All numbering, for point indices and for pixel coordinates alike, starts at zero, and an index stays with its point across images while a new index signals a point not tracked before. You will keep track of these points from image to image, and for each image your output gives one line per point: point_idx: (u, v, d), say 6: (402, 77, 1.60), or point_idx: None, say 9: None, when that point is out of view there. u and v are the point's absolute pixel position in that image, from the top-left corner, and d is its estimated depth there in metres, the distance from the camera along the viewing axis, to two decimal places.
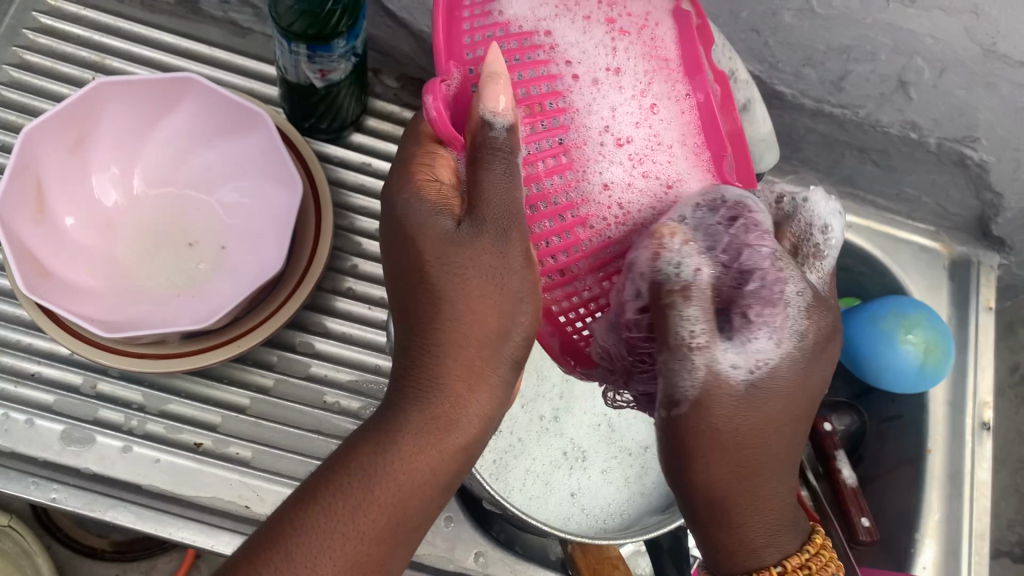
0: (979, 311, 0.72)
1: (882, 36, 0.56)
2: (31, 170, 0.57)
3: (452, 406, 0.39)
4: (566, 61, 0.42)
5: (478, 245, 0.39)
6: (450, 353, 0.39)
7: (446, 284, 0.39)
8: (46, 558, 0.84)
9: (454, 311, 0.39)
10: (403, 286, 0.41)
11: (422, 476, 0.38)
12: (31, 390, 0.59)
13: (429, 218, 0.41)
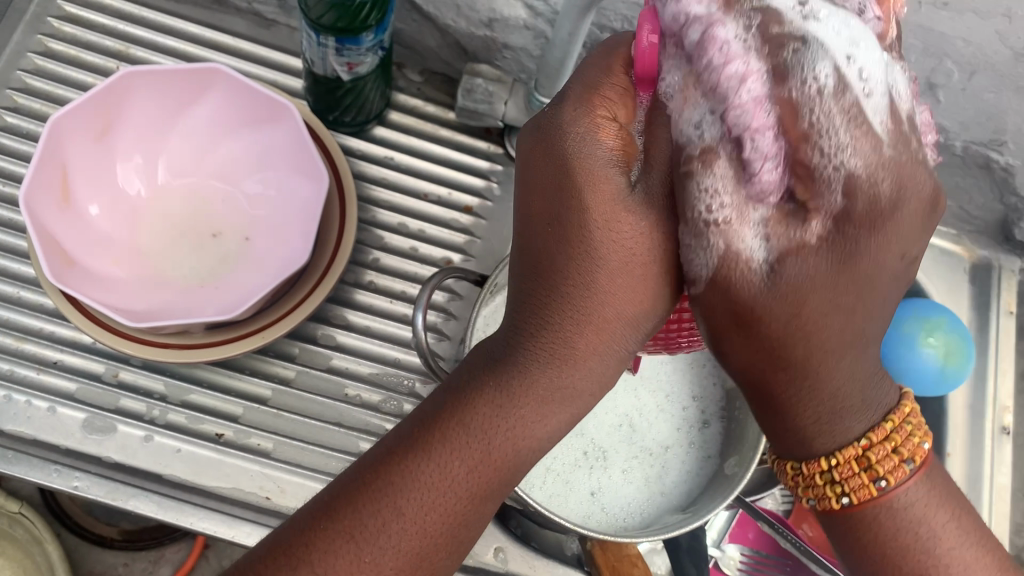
0: (1000, 317, 0.72)
1: (913, 38, 0.56)
2: (57, 159, 0.57)
3: (583, 363, 0.39)
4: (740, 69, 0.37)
5: (645, 218, 0.39)
6: (589, 324, 0.39)
7: (605, 243, 0.39)
8: (57, 546, 0.83)
9: (588, 276, 0.39)
10: (551, 232, 0.40)
11: (542, 430, 0.40)
12: (53, 378, 0.59)
13: (601, 172, 0.39)
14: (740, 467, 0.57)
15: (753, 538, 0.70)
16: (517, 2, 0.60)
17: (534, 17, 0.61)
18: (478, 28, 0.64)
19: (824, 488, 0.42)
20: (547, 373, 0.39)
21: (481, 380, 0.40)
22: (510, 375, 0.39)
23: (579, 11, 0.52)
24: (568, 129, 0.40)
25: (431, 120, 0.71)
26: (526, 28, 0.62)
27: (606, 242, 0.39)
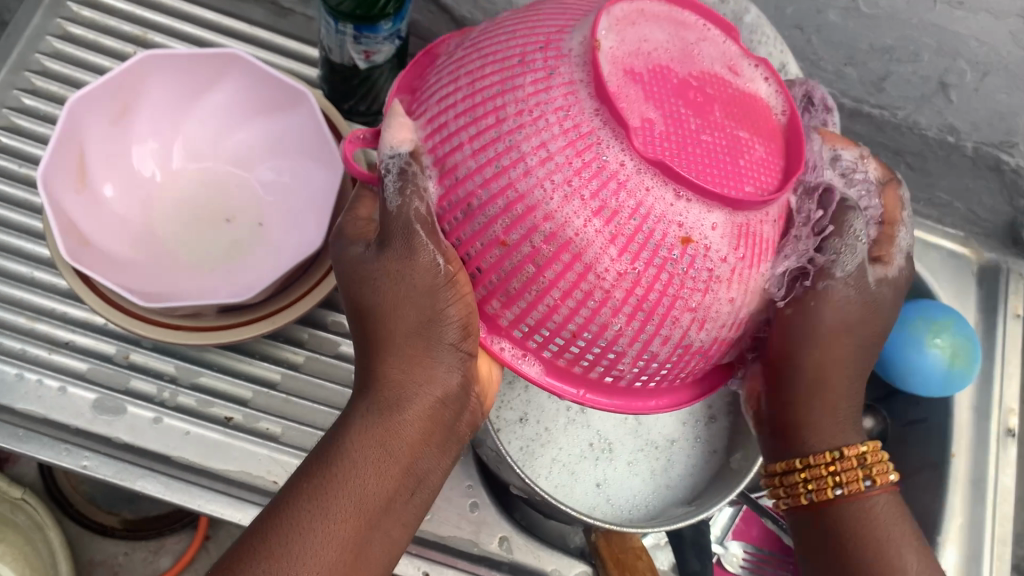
0: (1007, 319, 0.72)
1: (926, 37, 0.56)
2: (75, 139, 0.57)
3: (400, 388, 0.42)
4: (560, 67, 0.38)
5: (387, 263, 0.42)
6: (403, 379, 0.42)
7: (380, 300, 0.42)
8: (58, 533, 0.83)
9: (388, 329, 0.42)
10: (358, 326, 0.44)
11: (387, 466, 0.41)
12: (65, 358, 0.60)
13: (352, 253, 0.43)
14: (747, 463, 0.58)
15: (756, 535, 0.70)
16: None
17: None
18: None
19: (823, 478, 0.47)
20: (374, 411, 0.41)
21: (323, 447, 0.42)
22: (345, 437, 0.41)
23: None
24: (340, 246, 0.45)
25: None
26: None
27: (393, 298, 0.42)
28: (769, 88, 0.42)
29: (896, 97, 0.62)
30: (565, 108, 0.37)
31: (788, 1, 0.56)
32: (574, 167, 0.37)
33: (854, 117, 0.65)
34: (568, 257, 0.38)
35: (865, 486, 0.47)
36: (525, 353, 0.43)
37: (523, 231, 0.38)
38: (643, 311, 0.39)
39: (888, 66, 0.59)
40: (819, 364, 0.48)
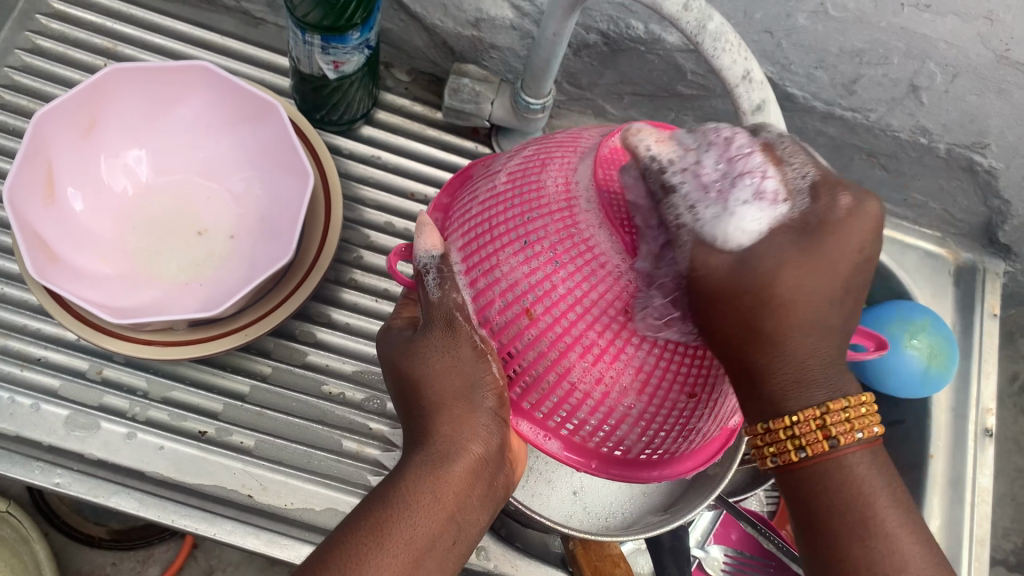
0: (984, 318, 0.72)
1: (896, 40, 0.56)
2: (42, 154, 0.57)
3: (445, 441, 0.39)
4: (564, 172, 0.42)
5: (432, 335, 0.42)
6: (452, 430, 0.40)
7: (421, 367, 0.41)
8: (44, 545, 0.83)
9: (434, 392, 0.40)
10: (404, 402, 0.42)
11: (434, 515, 0.38)
12: (36, 375, 0.59)
13: (397, 341, 0.44)
14: (722, 468, 0.55)
15: (736, 539, 0.71)
16: (504, 3, 0.61)
17: (520, 17, 0.61)
18: (465, 28, 0.64)
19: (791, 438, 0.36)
20: (422, 464, 0.39)
21: (362, 509, 0.39)
22: (397, 485, 0.38)
23: (563, 11, 0.52)
24: (386, 341, 0.45)
25: (418, 120, 0.71)
26: (513, 28, 0.63)
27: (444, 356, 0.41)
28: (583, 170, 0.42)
29: (868, 99, 0.61)
30: (560, 210, 0.41)
31: (757, 6, 0.56)
32: (565, 262, 0.39)
33: (828, 120, 0.64)
34: (582, 317, 0.39)
35: (830, 448, 0.36)
36: (549, 434, 0.42)
37: (510, 302, 0.40)
38: (650, 386, 0.40)
39: (858, 69, 0.59)
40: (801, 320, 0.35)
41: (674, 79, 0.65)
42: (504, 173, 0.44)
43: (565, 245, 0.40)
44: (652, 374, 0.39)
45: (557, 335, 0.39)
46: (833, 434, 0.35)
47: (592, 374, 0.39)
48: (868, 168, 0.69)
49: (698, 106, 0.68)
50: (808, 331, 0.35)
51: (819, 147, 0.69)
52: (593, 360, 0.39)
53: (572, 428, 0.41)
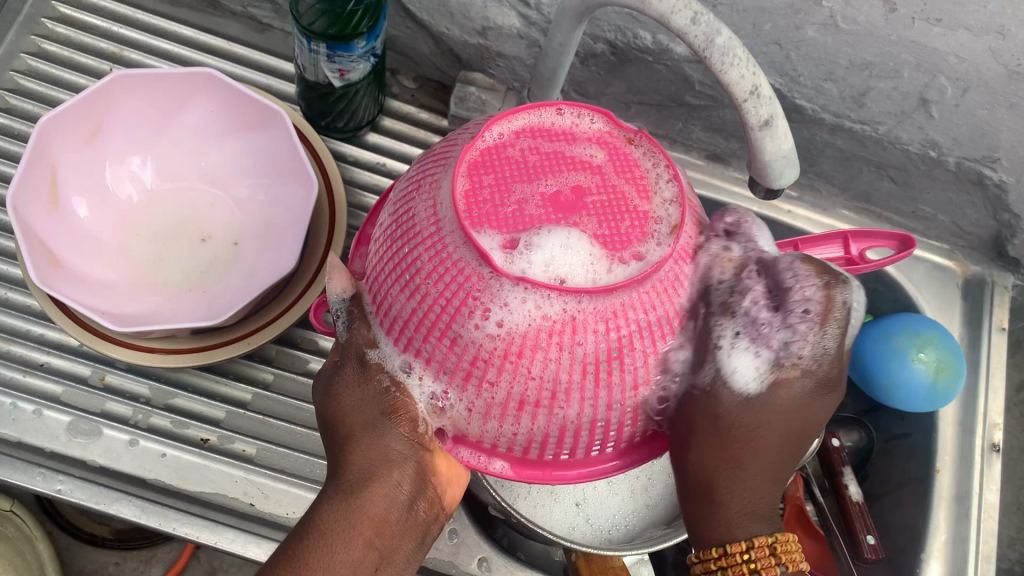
0: (992, 331, 0.71)
1: (906, 54, 0.56)
2: (45, 160, 0.57)
3: (356, 471, 0.41)
4: (430, 197, 0.40)
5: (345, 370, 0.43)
6: (363, 463, 0.41)
7: (334, 401, 0.43)
8: (47, 545, 0.83)
9: (343, 428, 0.42)
10: (326, 432, 0.44)
11: (349, 543, 0.39)
12: (39, 381, 0.59)
13: (321, 378, 0.45)
14: None
15: None
16: (511, 11, 0.60)
17: (527, 26, 0.61)
18: (472, 36, 0.64)
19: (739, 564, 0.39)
20: (336, 496, 0.40)
21: (289, 541, 0.41)
22: (314, 523, 0.40)
23: (570, 22, 0.51)
24: (315, 380, 0.46)
25: (424, 126, 0.71)
26: (520, 37, 0.62)
27: (350, 396, 0.42)
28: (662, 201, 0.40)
29: (877, 112, 0.61)
30: (430, 234, 0.39)
31: (766, 17, 0.56)
32: (444, 294, 0.38)
33: (836, 132, 0.64)
34: (473, 355, 0.38)
35: (779, 572, 0.38)
36: (488, 452, 0.42)
37: (413, 350, 0.40)
38: (560, 391, 0.38)
39: (867, 82, 0.59)
40: (742, 462, 0.41)
41: (682, 90, 0.65)
42: (389, 205, 0.43)
43: (439, 282, 0.38)
44: (570, 379, 0.38)
45: (463, 359, 0.38)
46: (760, 565, 0.39)
47: (504, 393, 0.38)
48: (877, 180, 0.69)
49: (707, 116, 0.67)
50: (764, 479, 0.42)
51: (827, 158, 0.68)
52: (494, 393, 0.38)
53: (505, 442, 0.41)
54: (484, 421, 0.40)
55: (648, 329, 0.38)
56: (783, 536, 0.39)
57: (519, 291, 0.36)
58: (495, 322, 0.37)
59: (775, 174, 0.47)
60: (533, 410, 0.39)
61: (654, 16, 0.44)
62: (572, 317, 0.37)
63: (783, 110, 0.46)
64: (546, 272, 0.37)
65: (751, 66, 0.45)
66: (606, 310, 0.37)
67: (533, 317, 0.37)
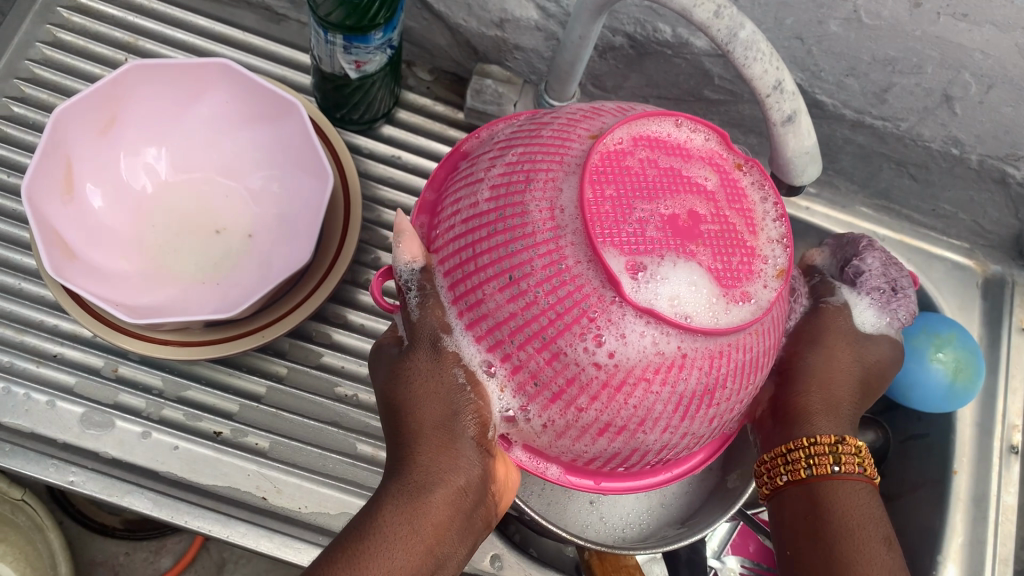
0: (1011, 333, 0.71)
1: (930, 49, 0.55)
2: (61, 150, 0.56)
3: (423, 468, 0.40)
4: (544, 204, 0.38)
5: (416, 360, 0.42)
6: (431, 462, 0.40)
7: (404, 392, 0.42)
8: (58, 534, 0.83)
9: (415, 421, 0.41)
10: (389, 423, 0.43)
11: (411, 540, 0.39)
12: (52, 371, 0.59)
13: (388, 362, 0.44)
14: (743, 483, 0.55)
15: (753, 551, 0.70)
16: (530, 3, 0.60)
17: (546, 18, 0.60)
18: (489, 29, 0.63)
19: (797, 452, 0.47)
20: (399, 491, 0.40)
21: (348, 530, 0.40)
22: (375, 518, 0.39)
23: (591, 13, 0.51)
24: (374, 367, 0.45)
25: (439, 119, 0.71)
26: (538, 29, 0.62)
27: (425, 387, 0.41)
28: (771, 220, 0.41)
29: (899, 109, 0.60)
30: (546, 240, 0.37)
31: (789, 11, 0.55)
32: (556, 310, 0.37)
33: (857, 128, 0.63)
34: (569, 378, 0.37)
35: (832, 472, 0.46)
36: (546, 458, 0.43)
37: (505, 356, 0.39)
38: (645, 421, 0.39)
39: (890, 77, 0.58)
40: (825, 374, 0.51)
41: (701, 84, 0.64)
42: (487, 187, 0.41)
43: (553, 298, 0.37)
44: (657, 409, 0.38)
45: (559, 377, 0.38)
46: (839, 459, 0.46)
47: (591, 418, 0.38)
48: (897, 177, 0.68)
49: (725, 110, 0.66)
50: (836, 397, 0.50)
51: (847, 155, 0.67)
52: (585, 420, 0.39)
53: (572, 455, 0.42)
54: (560, 439, 0.40)
55: (745, 366, 0.40)
56: (852, 444, 0.47)
57: (639, 324, 0.36)
58: (606, 349, 0.37)
59: (798, 170, 0.47)
60: (614, 434, 0.39)
61: (677, 9, 0.43)
62: (679, 358, 0.37)
63: (807, 106, 0.45)
64: (670, 306, 0.37)
65: (774, 61, 0.44)
66: (714, 349, 0.38)
67: (645, 348, 0.37)
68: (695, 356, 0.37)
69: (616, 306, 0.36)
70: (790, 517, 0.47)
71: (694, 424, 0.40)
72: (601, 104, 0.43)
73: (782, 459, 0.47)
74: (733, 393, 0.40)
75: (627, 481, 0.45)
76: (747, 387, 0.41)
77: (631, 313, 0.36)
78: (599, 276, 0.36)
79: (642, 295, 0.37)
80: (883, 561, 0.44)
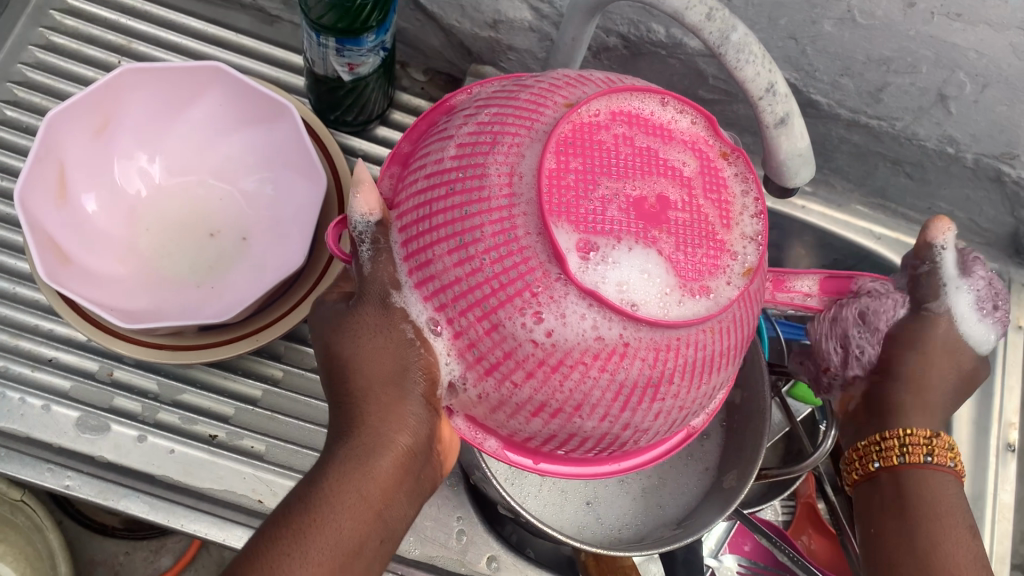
0: (1009, 331, 0.70)
1: (924, 49, 0.55)
2: (53, 155, 0.56)
3: (371, 430, 0.39)
4: (503, 171, 0.37)
5: (364, 315, 0.40)
6: (380, 422, 0.39)
7: (350, 347, 0.40)
8: (58, 535, 0.83)
9: (363, 379, 0.40)
10: (332, 377, 0.42)
11: (361, 506, 0.38)
12: (47, 376, 0.59)
13: (332, 313, 0.42)
14: (739, 483, 0.55)
15: (749, 550, 0.70)
16: (523, 4, 0.59)
17: (539, 19, 0.60)
18: (482, 29, 0.63)
19: (889, 446, 0.51)
20: (347, 456, 0.39)
21: (293, 495, 0.39)
22: (320, 483, 0.38)
23: (583, 15, 0.51)
24: (315, 318, 0.43)
25: None
26: (531, 30, 0.62)
27: (371, 342, 0.40)
28: (750, 218, 0.40)
29: (894, 108, 0.60)
30: (500, 206, 0.36)
31: (783, 12, 0.55)
32: (500, 280, 0.35)
33: (852, 127, 0.63)
34: (507, 353, 0.36)
35: (924, 462, 0.50)
36: (485, 431, 0.42)
37: (449, 326, 0.38)
38: (582, 407, 0.37)
39: (885, 77, 0.58)
40: (923, 381, 0.52)
41: (695, 84, 0.64)
42: (452, 147, 0.39)
43: (497, 268, 0.36)
44: (594, 395, 0.37)
45: (496, 351, 0.36)
46: (930, 450, 0.50)
47: (525, 396, 0.37)
48: (893, 175, 0.68)
49: (720, 110, 0.66)
50: (929, 404, 0.52)
51: (842, 153, 0.67)
52: (528, 398, 0.37)
53: (512, 433, 0.41)
54: (502, 416, 0.39)
55: (701, 365, 0.38)
56: (940, 440, 0.50)
57: (584, 306, 0.35)
58: (545, 328, 0.35)
59: (791, 172, 0.47)
60: (550, 416, 0.38)
61: (668, 12, 0.43)
62: (625, 346, 0.36)
63: (800, 108, 0.45)
64: (617, 292, 0.36)
65: (766, 63, 0.44)
66: (662, 342, 0.36)
67: (589, 329, 0.35)
68: (641, 344, 0.36)
69: (562, 285, 0.35)
70: (875, 504, 0.51)
71: (637, 416, 0.39)
72: (586, 74, 0.42)
73: (876, 446, 0.52)
74: (687, 388, 0.39)
75: (570, 467, 0.43)
76: (698, 388, 0.39)
77: (576, 295, 0.35)
78: (546, 250, 0.35)
79: (588, 277, 0.35)
80: (968, 539, 0.49)
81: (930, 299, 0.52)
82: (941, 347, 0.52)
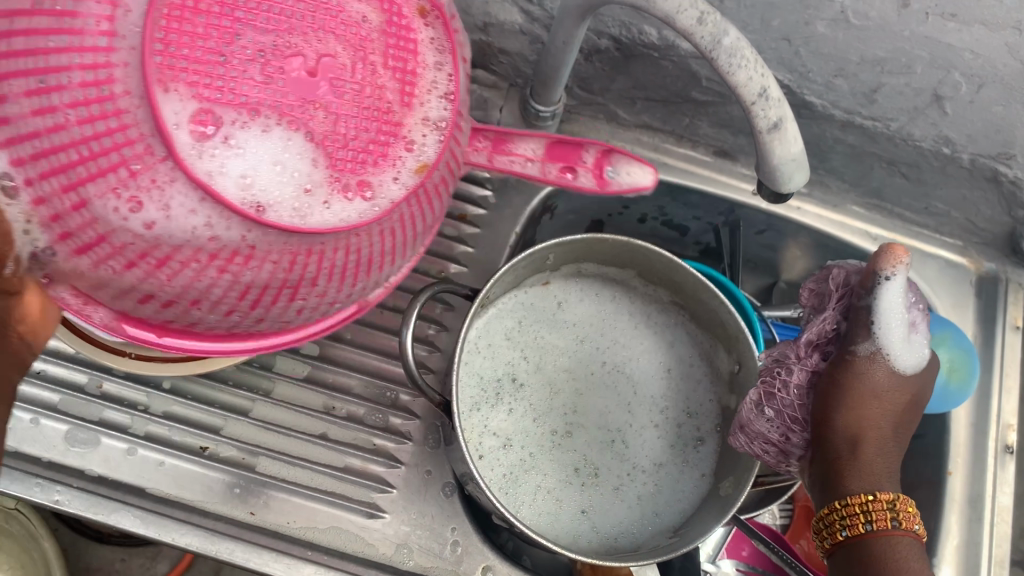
0: (1006, 331, 0.71)
1: (919, 49, 0.54)
2: None
3: None
4: (107, 34, 0.34)
5: None
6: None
7: None
8: (53, 543, 0.83)
9: None
10: None
11: None
12: (35, 389, 0.58)
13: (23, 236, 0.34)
14: (736, 490, 0.55)
15: (747, 555, 0.69)
16: (513, 7, 0.59)
17: (530, 22, 0.59)
18: (473, 32, 0.62)
19: (855, 510, 0.47)
20: None
21: None
22: None
23: (574, 19, 0.50)
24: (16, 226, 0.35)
25: None
26: (522, 33, 0.61)
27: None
28: (433, 139, 0.41)
29: (889, 109, 0.59)
30: (94, 50, 0.34)
31: (775, 13, 0.54)
32: (88, 146, 0.34)
33: (847, 128, 0.62)
34: (108, 242, 0.36)
35: (891, 526, 0.46)
36: (94, 302, 0.40)
37: (53, 218, 0.36)
38: (179, 299, 0.39)
39: (880, 77, 0.57)
40: (865, 431, 0.49)
41: (688, 86, 0.63)
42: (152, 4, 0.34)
43: (106, 156, 0.34)
44: (176, 270, 0.37)
45: (113, 250, 0.36)
46: (897, 514, 0.46)
47: (130, 281, 0.38)
48: (888, 176, 0.67)
49: (713, 111, 0.66)
50: (878, 457, 0.49)
51: (837, 154, 0.66)
52: (133, 265, 0.37)
53: (125, 305, 0.40)
54: (114, 300, 0.39)
55: (271, 284, 0.39)
56: (903, 500, 0.47)
57: (159, 204, 0.35)
58: (145, 220, 0.35)
59: (786, 176, 0.46)
60: (158, 302, 0.39)
61: (659, 16, 0.42)
62: (212, 237, 0.36)
63: (794, 112, 0.45)
64: (241, 190, 0.35)
65: (759, 68, 0.43)
66: (295, 246, 0.38)
67: (194, 213, 0.35)
68: (226, 257, 0.37)
69: (159, 165, 0.34)
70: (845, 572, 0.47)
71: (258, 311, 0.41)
72: None
73: (838, 512, 0.47)
74: (330, 282, 0.42)
75: (214, 335, 0.43)
76: (348, 287, 0.44)
77: (162, 182, 0.35)
78: (150, 123, 0.34)
79: (203, 165, 0.35)
80: None
81: (859, 340, 0.49)
82: (871, 394, 0.50)
